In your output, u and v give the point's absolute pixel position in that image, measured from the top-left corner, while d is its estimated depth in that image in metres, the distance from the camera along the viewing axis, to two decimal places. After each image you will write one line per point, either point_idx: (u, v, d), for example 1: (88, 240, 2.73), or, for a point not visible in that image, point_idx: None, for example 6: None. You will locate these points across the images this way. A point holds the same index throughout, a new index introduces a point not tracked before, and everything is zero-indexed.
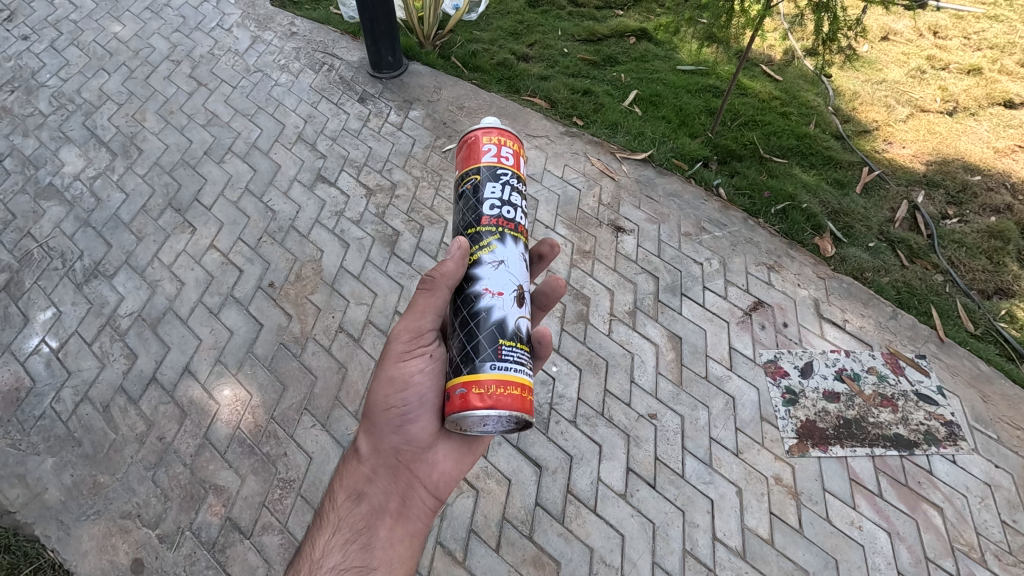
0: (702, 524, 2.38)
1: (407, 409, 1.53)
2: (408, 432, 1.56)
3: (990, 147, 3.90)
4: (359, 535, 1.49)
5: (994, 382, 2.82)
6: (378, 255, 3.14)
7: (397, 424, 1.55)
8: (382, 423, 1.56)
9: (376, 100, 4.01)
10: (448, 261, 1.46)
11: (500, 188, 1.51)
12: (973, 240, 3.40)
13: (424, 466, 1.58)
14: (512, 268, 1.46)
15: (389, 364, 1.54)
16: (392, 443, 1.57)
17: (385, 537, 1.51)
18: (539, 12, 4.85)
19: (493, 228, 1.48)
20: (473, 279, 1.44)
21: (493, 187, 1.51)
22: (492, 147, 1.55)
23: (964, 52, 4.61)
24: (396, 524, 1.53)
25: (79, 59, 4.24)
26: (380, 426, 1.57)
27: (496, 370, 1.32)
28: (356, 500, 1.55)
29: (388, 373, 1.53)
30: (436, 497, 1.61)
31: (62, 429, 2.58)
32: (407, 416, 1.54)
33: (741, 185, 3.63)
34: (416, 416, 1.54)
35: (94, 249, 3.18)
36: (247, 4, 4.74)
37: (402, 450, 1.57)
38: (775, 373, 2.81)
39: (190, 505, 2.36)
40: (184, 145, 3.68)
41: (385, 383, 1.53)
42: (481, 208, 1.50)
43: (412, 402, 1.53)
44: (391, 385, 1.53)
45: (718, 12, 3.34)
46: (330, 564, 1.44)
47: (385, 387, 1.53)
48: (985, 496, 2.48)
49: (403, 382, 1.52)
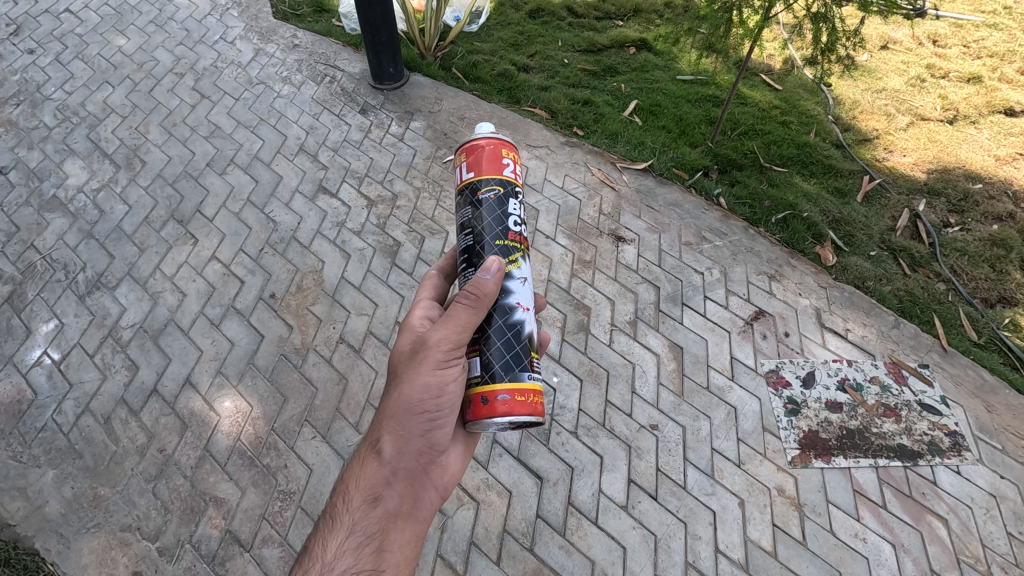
0: (704, 536, 2.36)
1: (438, 416, 1.44)
2: (435, 437, 1.47)
3: (991, 155, 3.90)
4: (373, 539, 1.39)
5: (998, 391, 2.80)
6: (379, 265, 3.15)
7: (424, 429, 1.46)
8: (410, 427, 1.44)
9: (378, 111, 4.03)
10: (488, 279, 1.43)
11: (521, 205, 1.55)
12: (975, 249, 3.39)
13: (439, 468, 1.52)
14: (531, 284, 1.56)
15: (426, 370, 1.42)
16: (416, 446, 1.47)
17: (398, 542, 1.42)
18: (539, 23, 4.89)
19: (519, 244, 1.52)
20: (506, 292, 1.48)
21: (516, 203, 1.54)
22: (511, 163, 1.58)
23: (964, 60, 4.62)
24: (408, 528, 1.45)
25: (84, 73, 4.29)
26: (405, 428, 1.45)
27: (533, 379, 1.42)
28: (371, 503, 1.42)
29: (425, 380, 1.41)
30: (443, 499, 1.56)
31: (63, 441, 2.58)
32: (436, 422, 1.46)
33: (741, 194, 3.63)
34: (445, 423, 1.46)
35: (96, 261, 3.20)
36: (250, 17, 4.79)
37: (423, 453, 1.48)
38: (777, 383, 2.80)
39: (191, 518, 2.36)
40: (187, 157, 3.71)
41: (420, 389, 1.41)
42: (509, 223, 1.52)
43: (445, 411, 1.44)
44: (427, 393, 1.41)
45: (718, 23, 3.36)
46: (342, 568, 1.33)
47: (420, 393, 1.41)
48: (990, 507, 2.46)
49: (438, 391, 1.42)
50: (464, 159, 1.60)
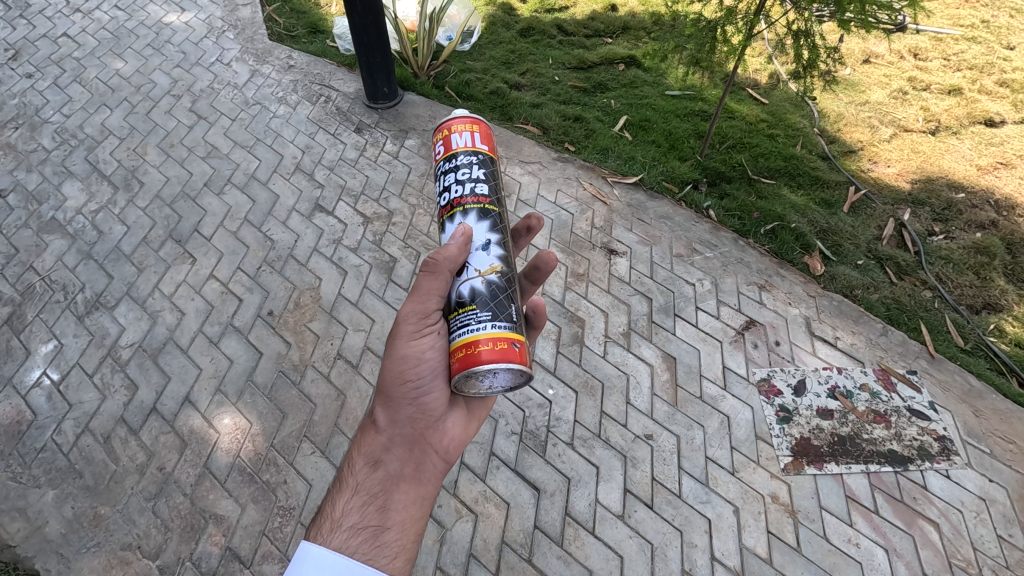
0: (701, 544, 2.39)
1: (422, 381, 1.58)
2: (424, 403, 1.61)
3: (973, 165, 4.00)
4: (376, 498, 1.53)
5: (986, 396, 2.86)
6: (376, 281, 3.19)
7: (413, 397, 1.60)
8: (399, 396, 1.59)
9: (373, 129, 4.11)
10: (450, 247, 1.51)
11: (439, 182, 1.67)
12: (960, 257, 3.47)
13: (437, 433, 1.64)
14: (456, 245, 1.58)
15: (400, 343, 1.55)
16: (408, 413, 1.61)
17: (400, 499, 1.55)
18: (530, 42, 4.99)
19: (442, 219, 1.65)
20: None
21: (439, 184, 1.68)
22: (432, 153, 1.74)
23: (945, 73, 4.74)
24: (411, 488, 1.58)
25: (82, 96, 4.35)
26: (394, 399, 1.60)
27: (466, 334, 1.46)
28: (373, 466, 1.58)
29: (402, 350, 1.54)
30: (447, 463, 1.67)
31: (64, 460, 2.59)
32: (422, 388, 1.59)
33: (730, 206, 3.70)
34: (431, 387, 1.59)
35: (96, 281, 3.23)
36: (245, 39, 4.87)
37: (417, 419, 1.62)
38: (769, 391, 2.85)
39: (191, 535, 2.37)
40: (185, 177, 3.76)
41: (399, 360, 1.55)
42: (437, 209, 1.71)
43: (427, 375, 1.57)
44: (406, 361, 1.55)
45: (703, 40, 3.45)
46: (348, 524, 1.47)
47: (400, 364, 1.55)
48: (980, 511, 2.50)
49: (417, 358, 1.55)
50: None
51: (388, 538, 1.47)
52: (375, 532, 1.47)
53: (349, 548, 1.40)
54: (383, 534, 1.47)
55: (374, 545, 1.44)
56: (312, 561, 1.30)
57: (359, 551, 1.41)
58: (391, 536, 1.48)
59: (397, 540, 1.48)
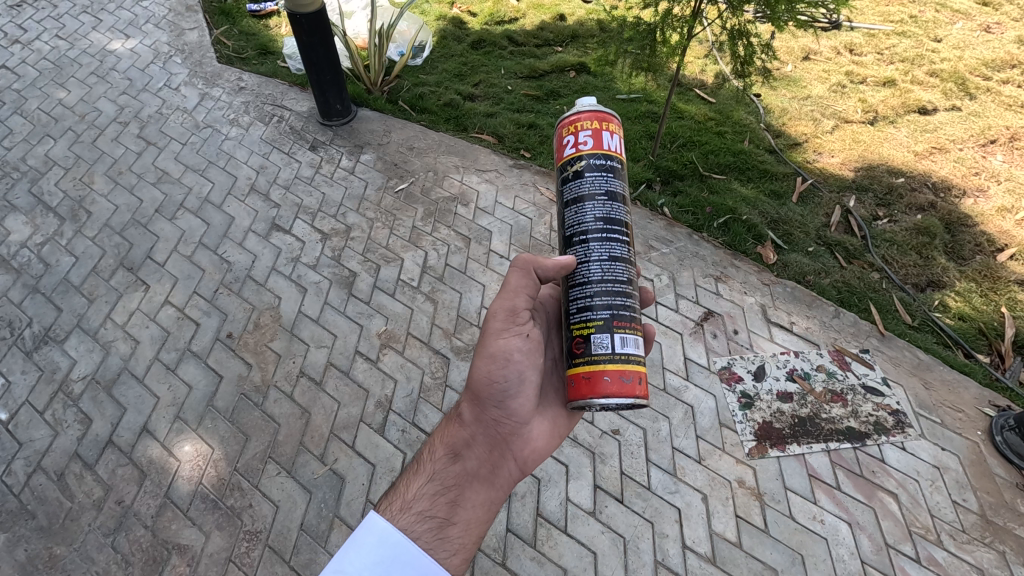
0: (672, 534, 2.42)
1: (509, 385, 1.59)
2: (509, 406, 1.62)
3: (910, 151, 4.18)
4: (449, 491, 1.54)
5: (934, 369, 2.98)
6: (336, 297, 3.17)
7: (499, 399, 1.61)
8: (486, 396, 1.61)
9: (328, 146, 4.10)
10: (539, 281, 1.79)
11: None
12: (903, 238, 3.61)
13: (520, 439, 1.66)
14: None
15: (491, 342, 1.58)
16: (493, 415, 1.63)
17: (472, 498, 1.55)
18: (482, 53, 5.05)
19: None
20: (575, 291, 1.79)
21: None
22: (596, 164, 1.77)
23: (879, 66, 4.98)
24: (483, 490, 1.59)
25: (24, 127, 4.25)
26: (483, 399, 1.62)
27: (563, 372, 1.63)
28: (451, 458, 1.60)
29: (491, 350, 1.58)
30: (522, 471, 1.68)
31: (15, 502, 2.49)
32: (508, 392, 1.60)
33: (684, 203, 3.81)
34: (517, 393, 1.61)
35: (44, 315, 3.14)
36: (193, 63, 4.83)
37: (501, 423, 1.63)
38: (729, 379, 2.92)
39: (154, 568, 2.29)
40: (135, 205, 3.68)
41: (488, 359, 1.58)
42: None
43: (515, 379, 1.59)
44: (494, 361, 1.58)
45: (644, 44, 3.54)
46: (418, 508, 1.48)
47: (489, 364, 1.58)
48: (934, 479, 2.59)
49: (505, 359, 1.58)
50: (613, 127, 1.56)
51: (452, 532, 1.46)
52: (440, 524, 1.46)
53: (413, 533, 1.41)
54: (447, 528, 1.46)
55: (438, 536, 1.43)
56: (377, 534, 1.35)
57: (422, 538, 1.41)
58: (455, 531, 1.47)
59: (460, 537, 1.47)
